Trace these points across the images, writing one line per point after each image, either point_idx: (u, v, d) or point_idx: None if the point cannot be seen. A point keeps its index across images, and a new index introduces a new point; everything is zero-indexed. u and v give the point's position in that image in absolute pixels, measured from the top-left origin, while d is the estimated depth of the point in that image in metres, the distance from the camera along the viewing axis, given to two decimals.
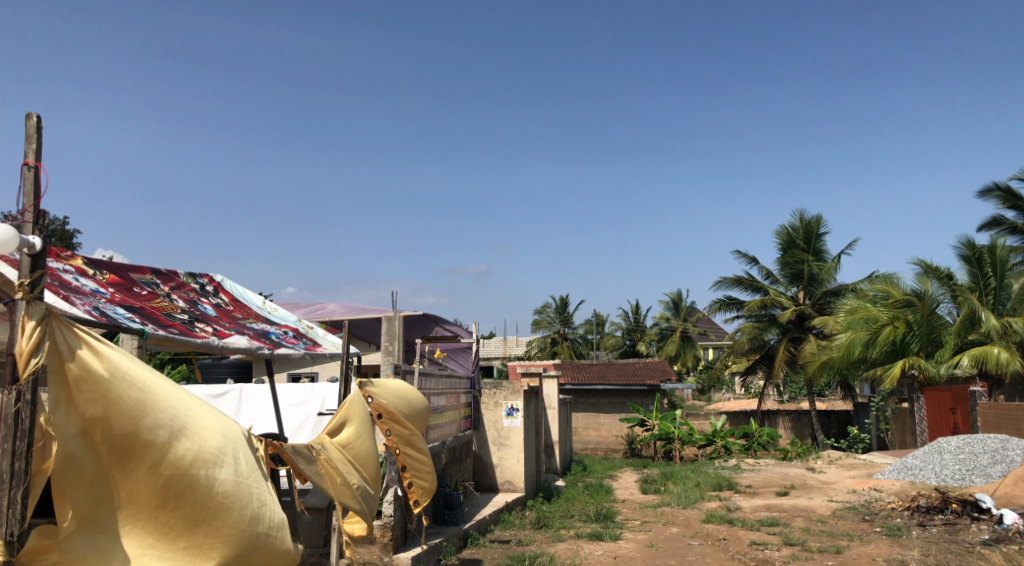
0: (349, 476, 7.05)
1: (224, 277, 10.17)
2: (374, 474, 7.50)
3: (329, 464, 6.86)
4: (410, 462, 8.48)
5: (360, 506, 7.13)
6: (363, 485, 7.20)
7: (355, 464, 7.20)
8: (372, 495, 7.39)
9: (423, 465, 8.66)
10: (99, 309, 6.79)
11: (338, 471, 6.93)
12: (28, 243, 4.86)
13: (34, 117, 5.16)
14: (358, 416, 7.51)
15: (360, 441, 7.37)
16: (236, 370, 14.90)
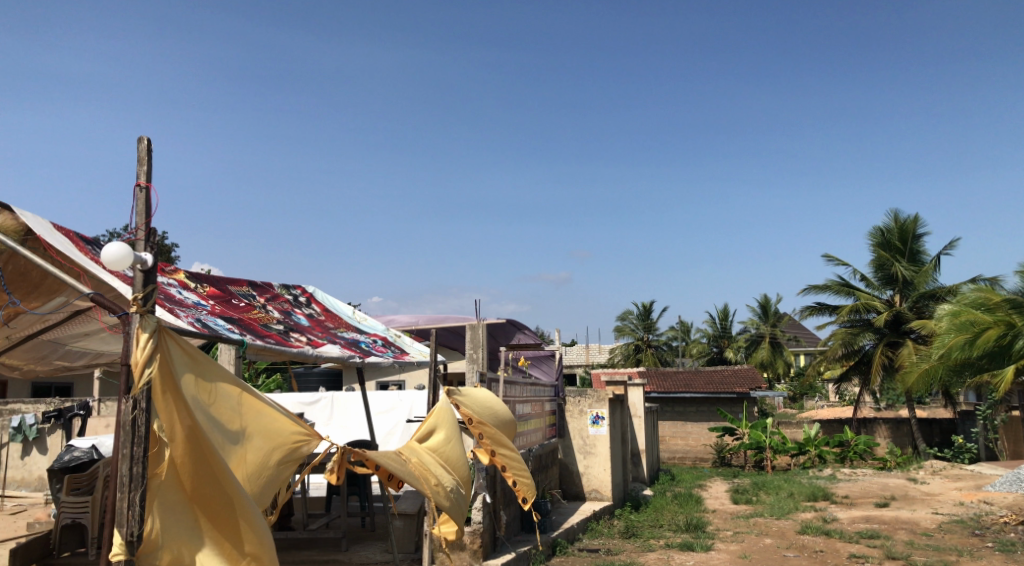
0: (443, 479, 7.11)
1: (316, 288, 10.52)
2: (465, 478, 7.55)
3: (422, 469, 6.98)
4: (508, 459, 8.60)
5: (456, 508, 7.14)
6: (458, 487, 7.24)
7: (447, 467, 7.32)
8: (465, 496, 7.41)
9: (520, 465, 8.75)
10: (202, 321, 7.12)
11: (433, 475, 7.05)
12: (141, 259, 5.17)
13: (146, 141, 5.48)
14: (446, 425, 7.63)
15: (450, 448, 7.49)
16: (327, 378, 15.35)
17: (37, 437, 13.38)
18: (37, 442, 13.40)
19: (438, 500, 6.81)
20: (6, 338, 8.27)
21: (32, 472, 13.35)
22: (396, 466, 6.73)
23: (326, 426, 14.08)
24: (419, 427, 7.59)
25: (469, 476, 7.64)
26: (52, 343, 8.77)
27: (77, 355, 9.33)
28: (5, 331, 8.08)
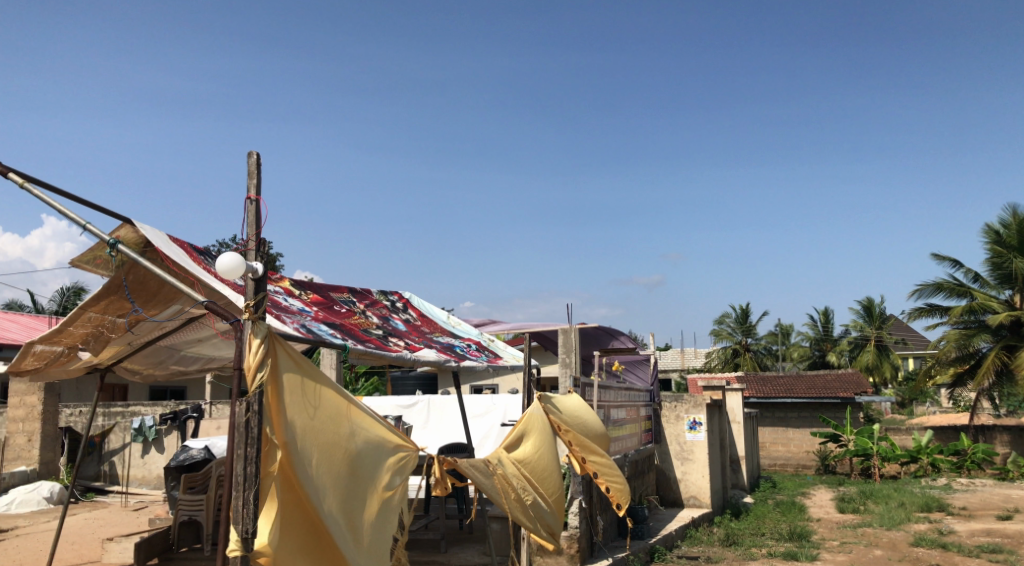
0: (524, 493, 7.17)
1: (412, 294, 10.74)
2: (551, 487, 7.57)
3: (506, 481, 7.04)
4: (599, 465, 8.64)
5: (533, 524, 7.21)
6: (539, 501, 7.29)
7: (531, 480, 7.35)
8: (547, 509, 7.43)
9: (612, 470, 8.78)
10: (307, 326, 7.36)
11: (515, 488, 7.09)
12: (252, 268, 5.43)
13: (255, 155, 5.73)
14: (533, 434, 7.64)
15: (536, 458, 7.51)
16: (423, 382, 15.63)
17: (156, 437, 14.15)
18: (155, 442, 14.18)
19: (514, 517, 6.89)
20: (128, 343, 8.76)
21: (151, 471, 14.10)
22: (479, 477, 6.79)
23: (423, 429, 14.33)
24: (510, 431, 7.59)
25: (556, 486, 7.65)
26: (169, 348, 9.24)
27: (191, 359, 9.79)
28: (127, 337, 8.57)
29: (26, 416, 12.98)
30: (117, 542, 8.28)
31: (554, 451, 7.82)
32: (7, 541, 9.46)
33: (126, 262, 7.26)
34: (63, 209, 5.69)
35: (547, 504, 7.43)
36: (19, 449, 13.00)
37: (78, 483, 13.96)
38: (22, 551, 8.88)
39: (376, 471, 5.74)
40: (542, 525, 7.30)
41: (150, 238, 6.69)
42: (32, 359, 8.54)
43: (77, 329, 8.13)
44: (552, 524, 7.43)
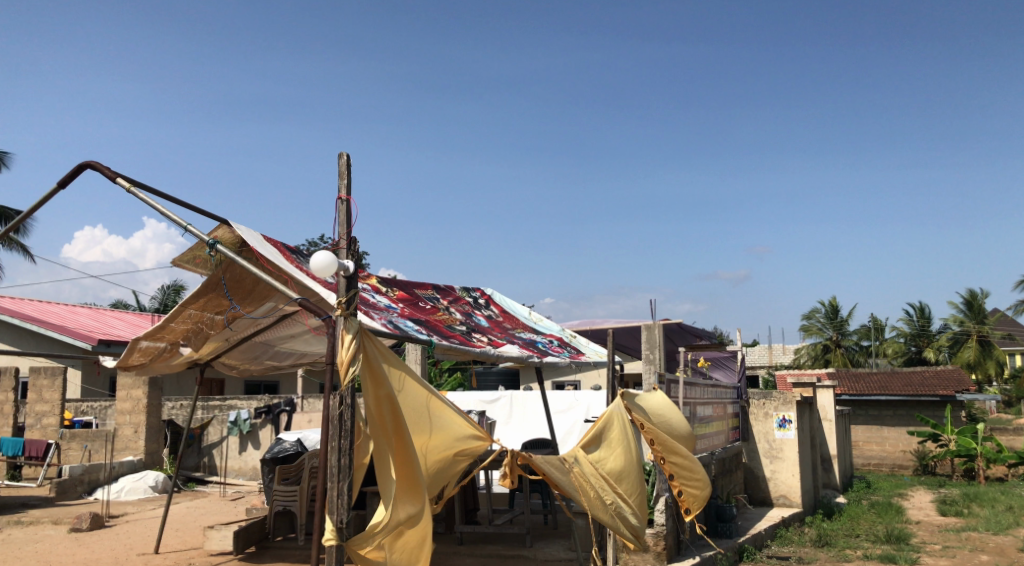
0: (602, 493, 7.18)
1: (494, 290, 10.82)
2: (632, 485, 7.46)
3: (582, 480, 7.12)
4: (677, 469, 8.48)
5: (616, 525, 7.18)
6: (619, 502, 7.24)
7: (611, 480, 7.30)
8: (630, 511, 7.31)
9: (691, 474, 8.58)
10: (393, 322, 7.49)
11: (592, 487, 7.14)
12: (344, 266, 5.57)
13: (345, 156, 5.87)
14: (615, 431, 7.59)
15: (618, 456, 7.46)
16: (506, 378, 15.72)
17: (251, 430, 14.70)
18: (249, 436, 14.72)
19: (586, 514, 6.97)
20: (226, 339, 9.13)
21: (248, 462, 14.65)
22: (551, 473, 6.98)
23: (506, 425, 14.42)
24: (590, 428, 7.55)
25: (637, 485, 7.53)
26: (264, 344, 9.57)
27: (284, 355, 10.12)
28: (225, 334, 8.93)
29: (132, 409, 13.65)
30: (218, 529, 8.62)
31: (637, 451, 7.73)
32: (117, 526, 9.99)
33: (222, 261, 7.56)
34: (166, 211, 5.97)
35: (630, 505, 7.31)
36: (126, 440, 13.69)
37: (181, 473, 14.60)
38: (131, 536, 9.35)
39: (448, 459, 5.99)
40: (624, 526, 7.21)
41: (245, 238, 6.94)
42: (139, 355, 8.99)
43: (178, 326, 8.51)
44: (636, 525, 7.31)
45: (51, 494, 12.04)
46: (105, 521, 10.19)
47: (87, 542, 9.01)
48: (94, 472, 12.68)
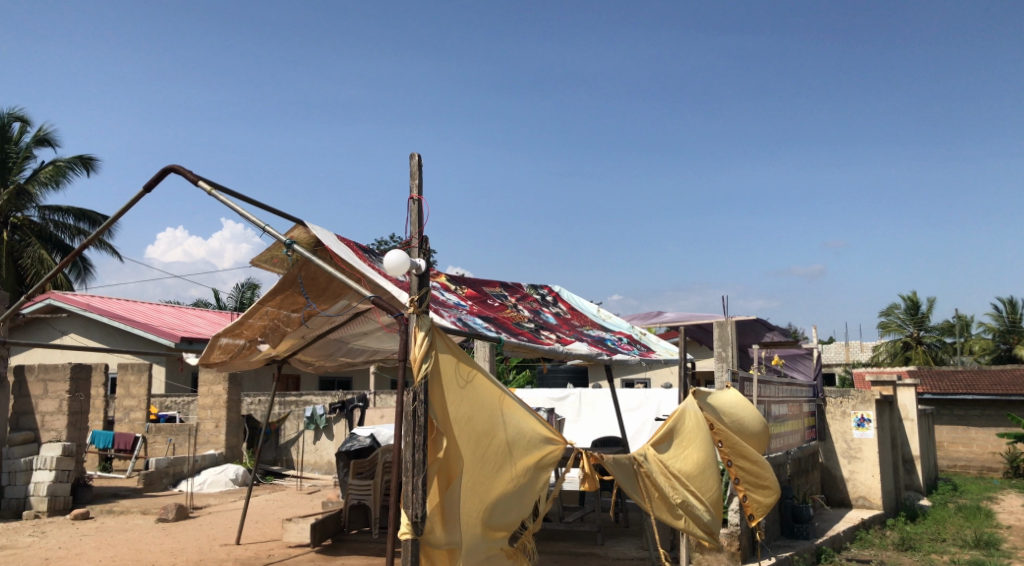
0: (670, 491, 7.08)
1: (562, 287, 10.79)
2: (703, 482, 7.34)
3: (650, 481, 7.00)
4: (744, 473, 8.34)
5: (682, 525, 7.12)
6: (689, 501, 7.14)
7: (681, 480, 7.19)
8: (702, 508, 7.24)
9: (760, 478, 8.41)
10: (463, 320, 7.54)
11: (661, 488, 7.04)
12: (416, 264, 5.61)
13: (417, 157, 5.95)
14: (684, 430, 7.46)
15: (685, 454, 7.35)
16: (574, 375, 15.67)
17: (326, 425, 15.06)
18: (324, 431, 15.10)
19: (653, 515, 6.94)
20: (302, 336, 9.35)
21: (323, 457, 14.99)
22: (622, 475, 6.88)
23: (575, 423, 14.38)
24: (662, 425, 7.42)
25: (711, 482, 7.40)
26: (337, 341, 9.76)
27: (357, 352, 10.30)
28: (301, 331, 9.14)
29: (213, 404, 14.11)
30: (295, 522, 8.78)
31: (710, 448, 7.58)
32: (201, 517, 10.35)
33: (298, 259, 7.74)
34: (245, 213, 6.13)
35: (701, 503, 7.23)
36: (208, 434, 14.15)
37: (259, 466, 15.02)
38: (214, 527, 9.67)
39: (526, 462, 5.91)
40: (694, 524, 7.18)
41: (320, 237, 7.08)
42: (219, 352, 9.28)
43: (257, 323, 8.75)
44: (709, 522, 7.25)
45: (139, 485, 12.55)
46: (190, 512, 10.56)
47: (174, 531, 9.36)
48: (178, 464, 13.16)
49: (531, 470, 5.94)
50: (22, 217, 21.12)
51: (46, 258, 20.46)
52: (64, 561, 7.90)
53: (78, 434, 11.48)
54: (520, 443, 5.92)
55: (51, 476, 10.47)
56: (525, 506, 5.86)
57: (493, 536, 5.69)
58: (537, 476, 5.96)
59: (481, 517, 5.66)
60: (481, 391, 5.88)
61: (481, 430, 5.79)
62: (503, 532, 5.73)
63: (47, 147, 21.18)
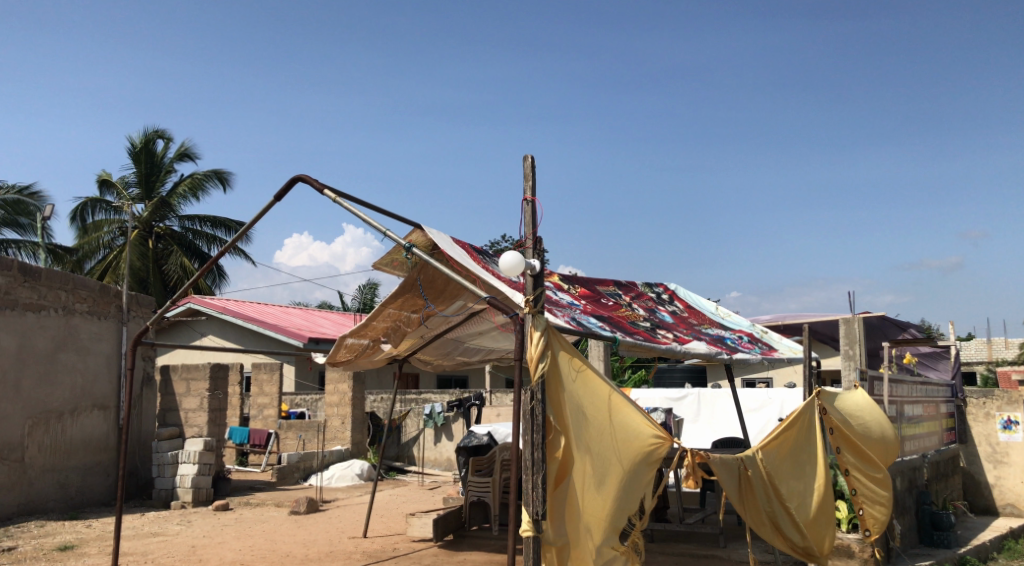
0: (763, 499, 6.83)
1: (678, 285, 10.62)
2: (794, 490, 7.13)
3: (749, 484, 6.76)
4: (862, 485, 7.84)
5: (767, 535, 6.91)
6: (778, 512, 6.90)
7: (774, 488, 6.92)
8: (790, 525, 6.99)
9: (879, 493, 7.87)
10: (577, 319, 7.54)
11: (757, 495, 6.80)
12: (530, 265, 5.66)
13: (530, 159, 5.99)
14: (792, 435, 7.21)
15: (783, 460, 7.11)
16: (692, 374, 15.38)
17: (445, 423, 15.38)
18: (443, 429, 15.44)
19: (744, 518, 6.72)
20: (421, 336, 9.59)
21: (443, 454, 15.33)
22: (727, 476, 6.61)
23: (694, 423, 14.11)
24: (779, 426, 7.13)
25: (801, 490, 7.17)
26: (454, 340, 9.96)
27: (474, 351, 10.48)
28: (420, 331, 9.38)
29: (339, 402, 14.67)
30: (419, 517, 9.07)
31: (807, 455, 7.35)
32: (330, 510, 10.79)
33: (417, 262, 7.95)
34: (367, 219, 6.34)
35: (791, 519, 6.97)
36: (335, 430, 14.74)
37: (384, 462, 15.51)
38: (342, 520, 10.07)
39: (636, 460, 5.92)
40: (778, 536, 6.95)
41: (436, 241, 7.24)
42: (345, 352, 9.64)
43: (379, 324, 9.05)
44: (797, 540, 7.01)
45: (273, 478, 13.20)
46: (320, 505, 11.04)
47: (305, 523, 9.80)
48: (307, 459, 13.77)
49: (640, 468, 5.94)
50: (165, 227, 22.60)
51: (188, 266, 21.90)
52: (208, 549, 8.40)
53: (218, 430, 12.20)
54: (629, 439, 5.92)
55: (194, 469, 11.16)
56: (636, 502, 5.86)
57: (609, 534, 5.66)
58: (644, 472, 5.96)
59: (592, 510, 5.64)
60: (592, 390, 5.88)
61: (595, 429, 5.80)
62: (617, 529, 5.70)
63: (188, 162, 22.59)
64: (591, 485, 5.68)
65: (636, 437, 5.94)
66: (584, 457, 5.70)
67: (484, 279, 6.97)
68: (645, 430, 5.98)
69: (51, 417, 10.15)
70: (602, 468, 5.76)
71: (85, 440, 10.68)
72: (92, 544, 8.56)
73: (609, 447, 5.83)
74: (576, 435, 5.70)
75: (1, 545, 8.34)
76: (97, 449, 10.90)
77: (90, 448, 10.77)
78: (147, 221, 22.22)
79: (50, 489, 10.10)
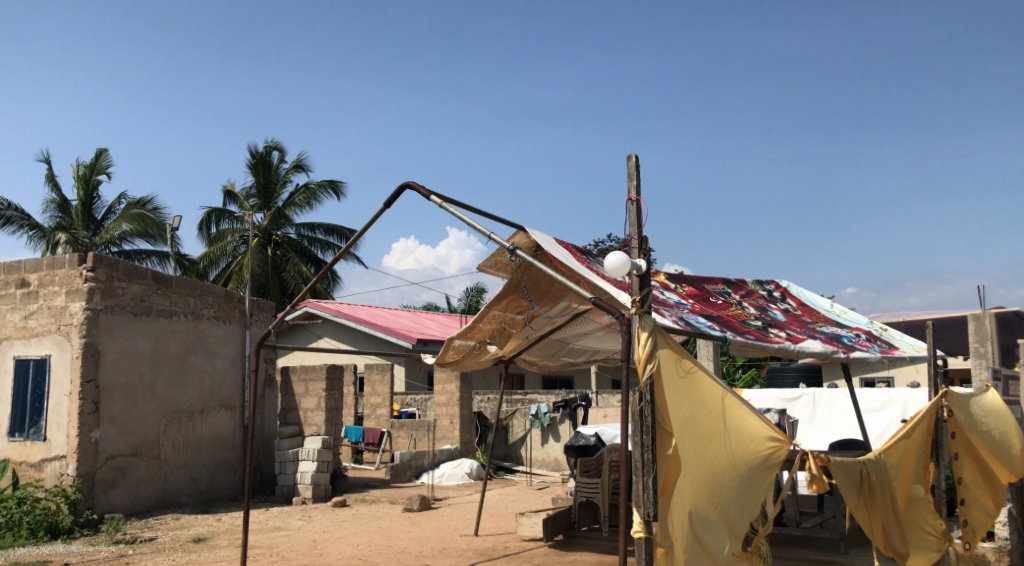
0: (880, 505, 6.52)
1: (790, 282, 10.31)
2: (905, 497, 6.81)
3: (870, 488, 6.45)
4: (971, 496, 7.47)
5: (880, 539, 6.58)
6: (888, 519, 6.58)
7: (887, 494, 6.59)
8: (896, 532, 6.67)
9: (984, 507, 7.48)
10: (685, 319, 7.43)
11: (877, 500, 6.49)
12: (636, 265, 5.62)
13: (633, 158, 5.96)
14: (914, 439, 6.87)
15: (903, 466, 6.81)
16: (806, 374, 14.89)
17: (551, 424, 15.43)
18: (550, 429, 15.50)
19: (863, 523, 6.40)
20: (527, 337, 9.67)
21: (551, 454, 15.38)
22: (846, 480, 6.30)
23: (810, 425, 13.64)
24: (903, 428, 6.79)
25: (910, 495, 6.88)
26: (560, 341, 9.99)
27: (580, 351, 10.49)
28: (525, 332, 9.45)
29: (448, 401, 14.93)
30: (529, 516, 9.14)
31: (921, 463, 6.99)
32: (442, 508, 11.02)
33: (520, 264, 8.03)
34: (472, 223, 6.45)
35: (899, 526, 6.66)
36: (444, 429, 15.04)
37: (493, 462, 15.70)
38: (454, 518, 10.27)
39: (752, 463, 5.82)
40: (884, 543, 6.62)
41: (539, 242, 7.29)
42: (453, 353, 9.84)
43: (485, 326, 9.19)
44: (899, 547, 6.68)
45: (386, 476, 13.59)
46: (432, 503, 11.30)
47: (419, 521, 10.04)
48: (419, 458, 14.11)
49: (754, 471, 5.83)
50: (283, 235, 23.62)
51: (305, 273, 22.82)
52: (328, 544, 8.73)
53: (335, 428, 12.66)
54: (743, 442, 5.82)
55: (314, 466, 11.61)
56: (751, 506, 5.75)
57: (730, 541, 5.62)
58: (762, 476, 5.84)
59: (706, 513, 5.57)
60: (703, 391, 5.80)
61: (707, 431, 5.72)
62: (739, 536, 5.65)
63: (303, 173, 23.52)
64: (704, 487, 5.61)
65: (751, 439, 5.84)
66: (697, 460, 5.63)
67: (589, 280, 6.96)
68: (759, 431, 5.87)
69: (183, 417, 10.79)
70: (715, 470, 5.68)
71: (213, 438, 11.30)
72: (222, 537, 9.05)
73: (722, 449, 5.74)
74: (687, 439, 5.64)
75: (143, 536, 8.94)
76: (225, 447, 11.51)
77: (218, 446, 11.39)
78: (267, 230, 23.26)
79: (184, 484, 10.73)
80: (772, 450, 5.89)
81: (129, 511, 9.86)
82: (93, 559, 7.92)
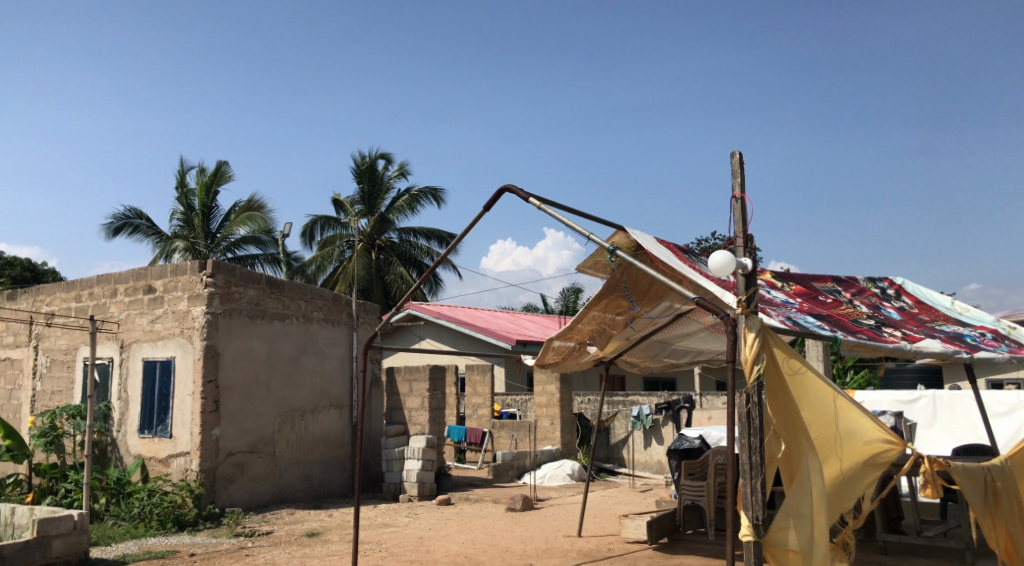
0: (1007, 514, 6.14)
1: (905, 279, 9.85)
2: None
3: (994, 494, 6.14)
4: None
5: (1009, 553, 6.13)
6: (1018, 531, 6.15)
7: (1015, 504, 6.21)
8: None
9: None
10: (793, 318, 7.22)
11: (1001, 508, 6.14)
12: (742, 264, 5.48)
13: (737, 155, 5.84)
14: None
15: None
16: (925, 375, 14.18)
17: (654, 426, 15.27)
18: (653, 431, 15.33)
19: (987, 531, 6.05)
20: (627, 338, 9.59)
21: (653, 456, 15.21)
22: (970, 486, 6.03)
23: (929, 429, 13.01)
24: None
25: None
26: (662, 342, 9.86)
27: (682, 352, 10.32)
28: (626, 332, 9.37)
29: (548, 402, 14.97)
30: (633, 518, 9.06)
31: None
32: (545, 508, 11.07)
33: (620, 263, 7.97)
34: (572, 224, 6.45)
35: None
36: (545, 430, 15.07)
37: (595, 463, 15.66)
38: (557, 518, 10.30)
39: (859, 464, 5.62)
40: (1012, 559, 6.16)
41: (639, 241, 7.22)
42: (553, 354, 9.86)
43: (585, 326, 9.17)
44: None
45: (489, 476, 13.77)
46: (535, 503, 11.37)
47: (522, 520, 10.12)
48: (521, 458, 14.23)
49: (861, 472, 5.63)
50: (386, 240, 24.26)
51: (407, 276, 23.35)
52: (435, 541, 8.92)
53: (439, 428, 12.89)
54: (850, 441, 5.63)
55: (418, 465, 11.86)
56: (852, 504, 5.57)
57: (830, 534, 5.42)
58: (867, 475, 5.64)
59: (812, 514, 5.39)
60: (810, 390, 5.64)
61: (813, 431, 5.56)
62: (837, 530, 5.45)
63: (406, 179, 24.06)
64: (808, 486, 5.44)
65: (859, 440, 5.65)
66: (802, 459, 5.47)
67: (692, 279, 6.84)
68: (869, 432, 5.66)
69: (296, 415, 11.23)
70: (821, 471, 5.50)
71: (324, 436, 11.70)
72: (335, 532, 9.37)
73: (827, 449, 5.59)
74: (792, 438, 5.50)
75: (261, 529, 9.36)
76: (335, 445, 11.91)
77: (329, 443, 11.79)
78: (371, 235, 23.92)
79: (297, 481, 11.16)
80: (883, 451, 5.67)
81: (248, 505, 10.33)
82: (217, 550, 8.34)
